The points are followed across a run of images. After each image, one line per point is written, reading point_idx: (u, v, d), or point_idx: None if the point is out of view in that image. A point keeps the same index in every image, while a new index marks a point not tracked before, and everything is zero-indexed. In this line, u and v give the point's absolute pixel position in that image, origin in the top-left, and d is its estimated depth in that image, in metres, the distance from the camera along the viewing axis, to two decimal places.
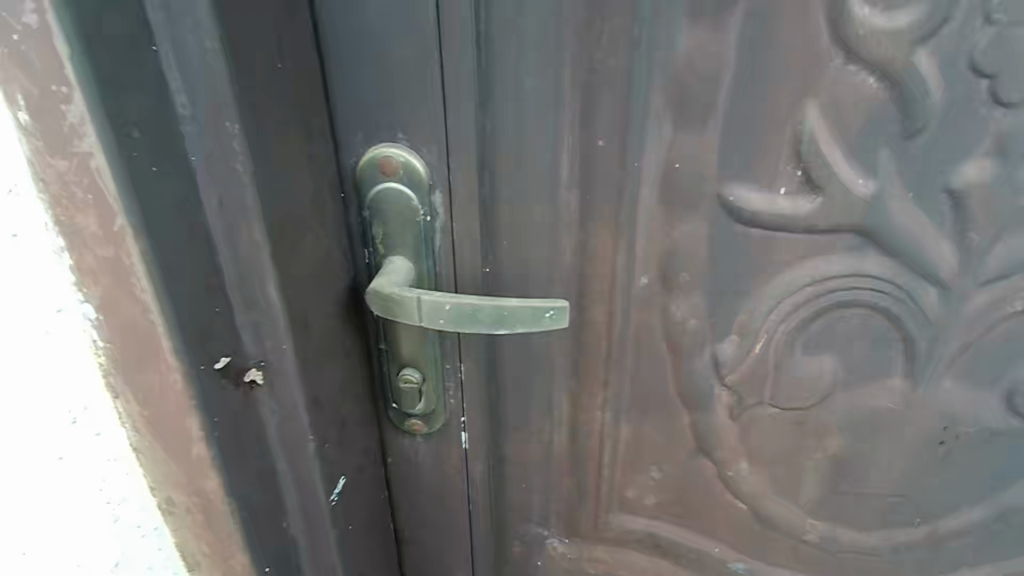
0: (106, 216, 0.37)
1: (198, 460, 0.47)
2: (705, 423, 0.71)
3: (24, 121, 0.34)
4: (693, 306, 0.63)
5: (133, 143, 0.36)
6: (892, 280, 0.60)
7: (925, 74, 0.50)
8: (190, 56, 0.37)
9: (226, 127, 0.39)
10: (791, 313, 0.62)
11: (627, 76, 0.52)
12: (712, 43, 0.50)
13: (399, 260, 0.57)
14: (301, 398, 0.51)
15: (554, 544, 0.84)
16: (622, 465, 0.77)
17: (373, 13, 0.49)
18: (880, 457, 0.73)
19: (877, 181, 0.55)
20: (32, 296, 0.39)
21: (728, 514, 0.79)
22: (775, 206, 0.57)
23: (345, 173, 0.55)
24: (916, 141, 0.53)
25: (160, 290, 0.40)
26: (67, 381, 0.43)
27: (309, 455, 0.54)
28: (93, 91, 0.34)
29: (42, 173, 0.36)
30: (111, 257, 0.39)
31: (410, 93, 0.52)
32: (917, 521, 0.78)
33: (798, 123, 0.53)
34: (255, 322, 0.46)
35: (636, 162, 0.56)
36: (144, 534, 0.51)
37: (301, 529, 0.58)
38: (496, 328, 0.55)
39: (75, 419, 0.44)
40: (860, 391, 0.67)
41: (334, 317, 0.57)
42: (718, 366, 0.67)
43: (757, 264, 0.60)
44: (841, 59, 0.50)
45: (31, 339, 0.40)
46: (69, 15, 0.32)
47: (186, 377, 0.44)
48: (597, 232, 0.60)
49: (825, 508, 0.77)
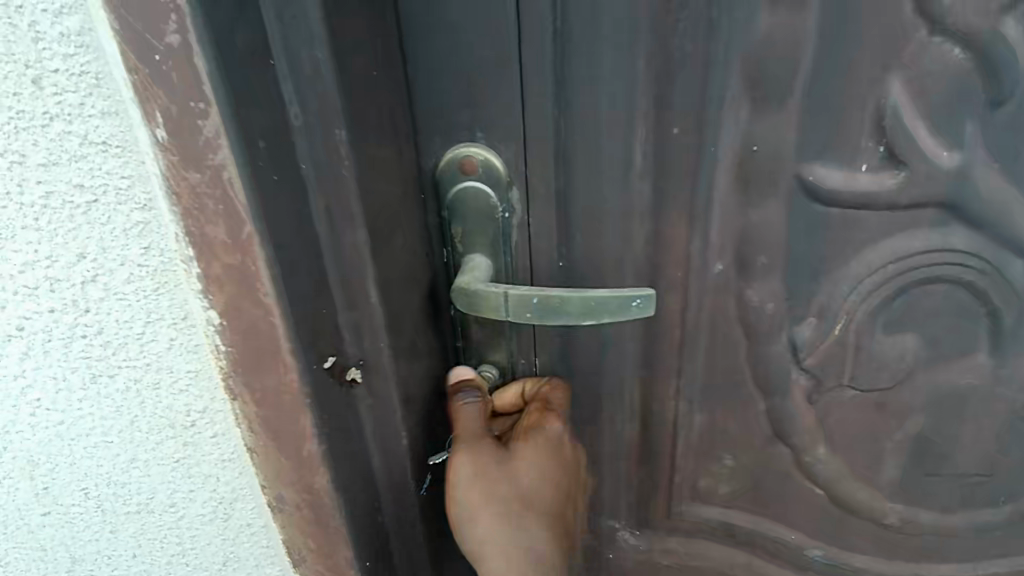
0: (236, 225, 0.38)
1: (310, 457, 0.47)
2: (780, 408, 0.71)
3: (161, 137, 0.35)
4: (769, 290, 0.63)
5: (259, 154, 0.36)
6: (977, 254, 0.59)
7: (1013, 40, 0.49)
8: (305, 69, 0.38)
9: (336, 135, 0.40)
10: (872, 292, 0.62)
11: (704, 62, 0.52)
12: (792, 21, 0.50)
13: (479, 258, 0.58)
14: (396, 395, 0.52)
15: (625, 536, 0.84)
16: (696, 454, 0.76)
17: (453, 16, 0.50)
18: (965, 437, 0.71)
19: (963, 153, 0.54)
20: (163, 305, 0.43)
21: (805, 500, 0.78)
22: (857, 184, 0.56)
23: (425, 175, 0.57)
24: (1004, 110, 0.52)
25: (283, 293, 0.40)
26: (189, 386, 0.47)
27: (403, 450, 0.55)
28: (229, 105, 0.34)
29: (177, 187, 0.37)
30: (238, 264, 0.39)
31: (491, 92, 0.53)
32: (1001, 502, 0.76)
33: (881, 99, 0.52)
34: (356, 322, 0.48)
35: (712, 145, 0.56)
36: (254, 531, 0.55)
37: (392, 525, 0.59)
38: (583, 319, 0.56)
39: (193, 421, 0.48)
40: (943, 369, 0.66)
41: (420, 315, 0.59)
42: (796, 351, 0.66)
43: (837, 243, 0.60)
44: (925, 32, 0.50)
45: (158, 345, 0.45)
46: (209, 30, 0.32)
47: (302, 375, 0.44)
48: (670, 221, 0.60)
49: (905, 491, 0.76)
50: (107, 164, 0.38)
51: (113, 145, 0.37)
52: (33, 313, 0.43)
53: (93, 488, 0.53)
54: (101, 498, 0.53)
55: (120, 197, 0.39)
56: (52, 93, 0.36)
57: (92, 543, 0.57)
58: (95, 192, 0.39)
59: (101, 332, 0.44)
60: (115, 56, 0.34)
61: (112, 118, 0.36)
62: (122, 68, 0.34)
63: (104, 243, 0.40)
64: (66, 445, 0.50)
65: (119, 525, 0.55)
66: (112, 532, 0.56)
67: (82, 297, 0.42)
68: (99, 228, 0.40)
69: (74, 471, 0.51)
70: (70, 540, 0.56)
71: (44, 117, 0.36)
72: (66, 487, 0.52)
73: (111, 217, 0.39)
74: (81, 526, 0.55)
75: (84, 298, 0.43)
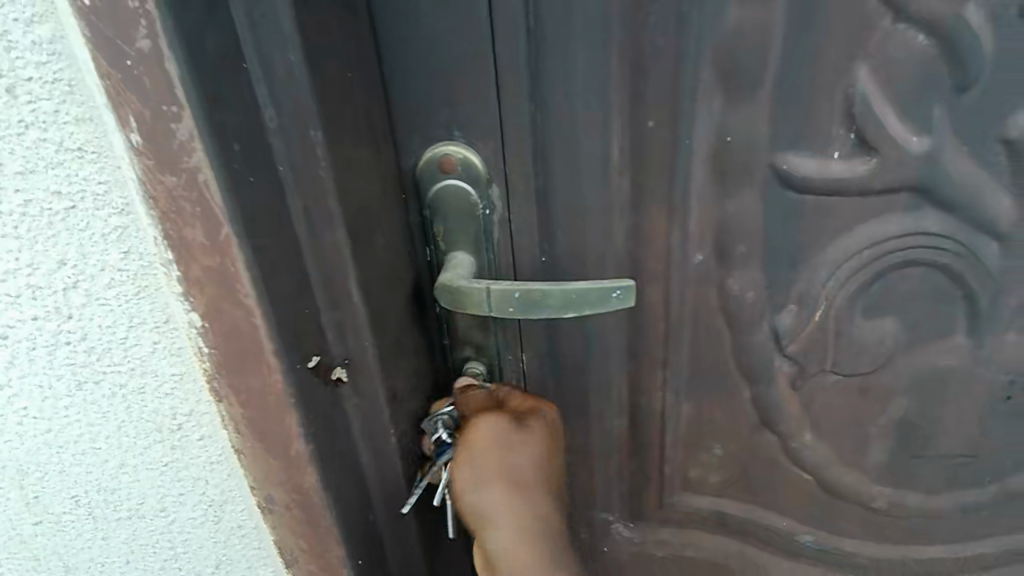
0: (213, 227, 0.38)
1: (297, 457, 0.48)
2: (766, 395, 0.71)
3: (136, 142, 0.36)
4: (750, 279, 0.64)
5: (234, 155, 0.37)
6: (951, 237, 0.60)
7: (976, 26, 0.50)
8: (278, 71, 0.39)
9: (311, 135, 0.41)
10: (850, 278, 0.63)
11: (676, 55, 0.53)
12: (760, 13, 0.51)
13: (461, 255, 0.59)
14: (382, 392, 0.53)
15: (619, 529, 0.85)
16: (685, 444, 0.77)
17: (427, 16, 0.51)
18: (947, 418, 0.72)
19: (932, 137, 0.55)
20: (145, 309, 0.43)
21: (794, 486, 0.78)
22: (830, 172, 0.57)
23: (405, 174, 0.57)
24: (970, 94, 0.53)
25: (263, 293, 0.41)
26: (175, 390, 0.47)
27: (391, 448, 0.56)
28: (201, 108, 0.35)
29: (154, 192, 0.37)
30: (217, 266, 0.39)
31: (467, 90, 0.54)
32: (986, 482, 0.77)
33: (850, 87, 0.53)
34: (339, 321, 0.48)
35: (687, 137, 0.57)
36: (246, 533, 0.56)
37: (383, 523, 0.59)
38: (564, 311, 0.56)
39: (180, 424, 0.49)
40: (923, 352, 0.67)
41: (404, 313, 0.59)
42: (778, 338, 0.67)
43: (814, 230, 0.61)
44: (890, 20, 0.51)
45: (142, 350, 0.45)
46: (179, 34, 0.33)
47: (285, 375, 0.44)
48: (650, 213, 0.61)
49: (892, 474, 0.77)
50: (84, 171, 0.38)
51: (89, 151, 0.37)
52: (15, 321, 0.43)
53: (83, 495, 0.53)
54: (91, 506, 0.54)
55: (98, 203, 0.39)
56: (26, 101, 0.36)
57: (84, 551, 0.57)
58: (73, 199, 0.39)
59: (85, 338, 0.44)
60: (88, 63, 0.34)
61: (87, 125, 0.37)
62: (95, 75, 0.35)
63: (84, 249, 0.41)
64: (54, 453, 0.50)
65: (111, 531, 0.56)
66: (104, 539, 0.56)
67: (64, 303, 0.43)
68: (78, 235, 0.40)
69: (63, 479, 0.52)
70: (63, 549, 0.57)
71: (20, 126, 0.37)
72: (56, 495, 0.53)
73: (90, 223, 0.40)
74: (73, 534, 0.56)
75: (66, 305, 0.43)
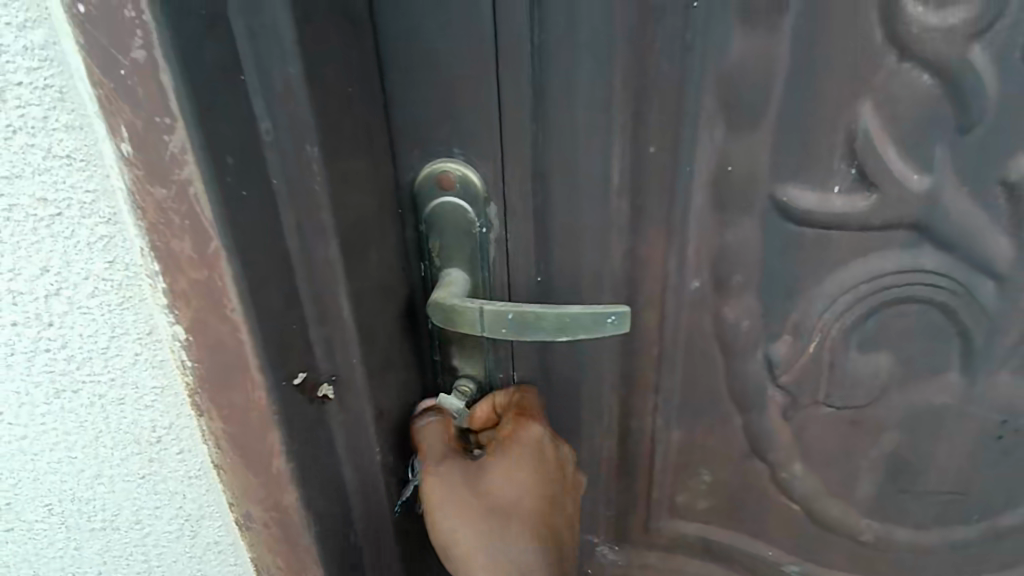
0: (202, 240, 0.37)
1: (278, 474, 0.47)
2: (758, 424, 0.71)
3: (127, 152, 0.35)
4: (745, 308, 0.63)
5: (226, 169, 0.36)
6: (948, 275, 0.60)
7: (979, 67, 0.50)
8: (276, 86, 0.38)
9: (307, 150, 0.40)
10: (846, 310, 0.62)
11: (680, 83, 0.53)
12: (765, 45, 0.51)
13: (456, 273, 0.58)
14: (368, 411, 0.52)
15: (604, 551, 0.84)
16: (675, 469, 0.76)
17: (431, 32, 0.50)
18: (938, 454, 0.71)
19: (932, 176, 0.55)
20: (129, 320, 0.42)
21: (782, 515, 0.78)
22: (830, 206, 0.57)
23: (403, 189, 0.57)
24: (972, 134, 0.53)
25: (250, 309, 0.40)
26: (156, 402, 0.46)
27: (376, 466, 0.54)
28: (195, 120, 0.34)
29: (142, 203, 0.36)
30: (204, 279, 0.39)
31: (469, 108, 0.53)
32: (974, 519, 0.76)
33: (853, 122, 0.53)
34: (328, 337, 0.47)
35: (688, 164, 0.57)
36: (222, 549, 0.54)
37: (365, 542, 0.58)
38: (558, 335, 0.56)
39: (159, 437, 0.48)
40: (916, 388, 0.67)
41: (395, 329, 0.58)
42: (772, 368, 0.66)
43: (812, 262, 0.60)
44: (895, 57, 0.50)
45: (124, 361, 0.44)
46: (175, 45, 0.32)
47: (270, 392, 0.43)
48: (648, 238, 0.60)
49: (882, 508, 0.76)
50: (71, 178, 0.37)
51: (78, 158, 0.37)
52: None
53: (57, 504, 0.52)
54: (65, 515, 0.52)
55: (84, 210, 0.38)
56: (14, 106, 0.35)
57: (56, 560, 0.56)
58: (58, 206, 0.38)
59: (65, 346, 0.43)
60: (80, 71, 0.34)
61: (77, 132, 0.36)
62: (87, 83, 0.34)
63: (68, 257, 0.40)
64: (28, 460, 0.49)
65: (84, 542, 0.54)
66: (76, 548, 0.55)
67: (46, 310, 0.42)
68: (63, 242, 0.39)
69: (37, 487, 0.50)
70: (33, 557, 0.55)
71: (7, 130, 0.36)
72: (29, 502, 0.51)
73: (76, 231, 0.39)
74: (45, 542, 0.54)
75: (47, 312, 0.42)
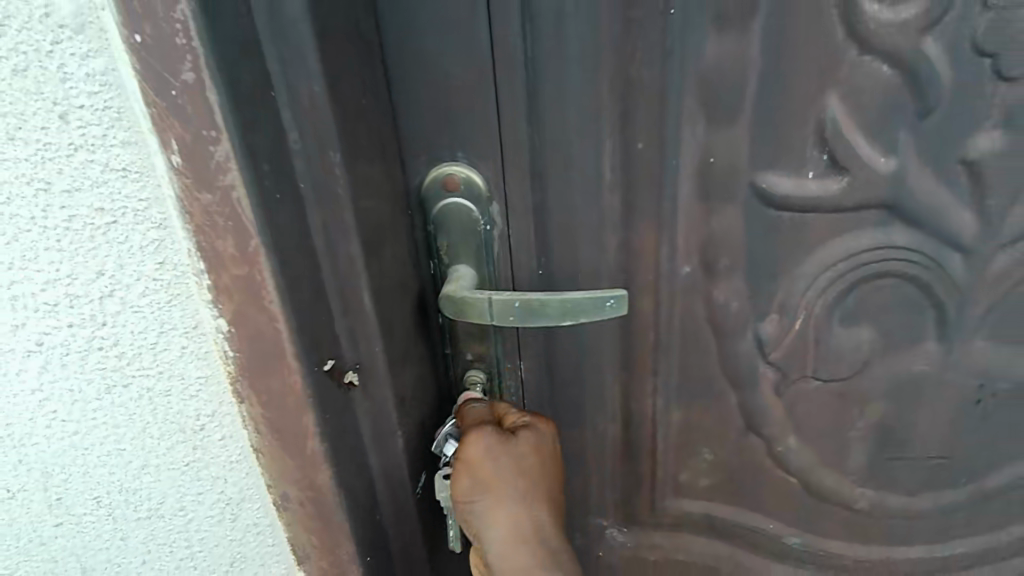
0: (243, 238, 0.42)
1: (312, 455, 0.51)
2: (752, 401, 0.75)
3: (176, 163, 0.40)
4: (734, 289, 0.68)
5: (263, 174, 0.41)
6: (919, 250, 0.65)
7: (932, 57, 0.55)
8: (302, 99, 0.42)
9: (331, 157, 0.45)
10: (827, 288, 0.67)
11: (662, 84, 0.58)
12: (737, 46, 0.56)
13: (464, 269, 0.63)
14: (390, 396, 0.56)
15: (613, 533, 0.88)
16: (677, 449, 0.81)
17: (434, 47, 0.55)
18: (922, 421, 0.76)
19: (897, 158, 0.60)
20: (176, 315, 0.47)
21: (780, 489, 0.82)
22: (806, 190, 0.62)
23: (412, 192, 0.61)
24: (931, 118, 0.58)
25: (286, 300, 0.44)
26: (200, 391, 0.50)
27: (397, 449, 0.58)
28: (237, 131, 0.38)
29: (190, 208, 0.41)
30: (245, 275, 0.43)
31: (470, 114, 0.58)
32: (961, 483, 0.81)
33: (822, 113, 0.58)
34: (351, 327, 0.52)
35: (673, 158, 0.61)
36: (261, 530, 0.58)
37: (391, 522, 0.62)
38: (562, 320, 0.60)
39: (203, 425, 0.52)
40: (896, 358, 0.72)
41: (409, 322, 0.63)
42: (762, 346, 0.71)
43: (792, 244, 0.65)
44: (856, 52, 0.56)
45: (171, 354, 0.49)
46: (219, 66, 0.37)
47: (304, 376, 0.47)
48: (639, 229, 0.65)
49: (873, 476, 0.81)
50: (126, 189, 0.42)
51: (132, 171, 0.41)
52: (54, 328, 0.47)
53: (105, 496, 0.56)
54: (112, 506, 0.56)
55: (137, 218, 0.43)
56: (77, 126, 0.40)
57: (103, 552, 0.60)
58: (114, 214, 0.43)
59: (117, 343, 0.48)
60: (136, 93, 0.38)
61: (131, 147, 0.41)
62: (141, 103, 0.38)
63: (121, 260, 0.44)
64: (80, 454, 0.53)
65: (130, 532, 0.58)
66: (122, 539, 0.59)
67: (100, 311, 0.46)
68: (117, 247, 0.44)
69: (87, 480, 0.55)
70: (82, 550, 0.59)
71: (70, 148, 0.41)
72: (79, 495, 0.55)
73: (129, 236, 0.44)
74: (93, 534, 0.58)
75: (102, 312, 0.46)
